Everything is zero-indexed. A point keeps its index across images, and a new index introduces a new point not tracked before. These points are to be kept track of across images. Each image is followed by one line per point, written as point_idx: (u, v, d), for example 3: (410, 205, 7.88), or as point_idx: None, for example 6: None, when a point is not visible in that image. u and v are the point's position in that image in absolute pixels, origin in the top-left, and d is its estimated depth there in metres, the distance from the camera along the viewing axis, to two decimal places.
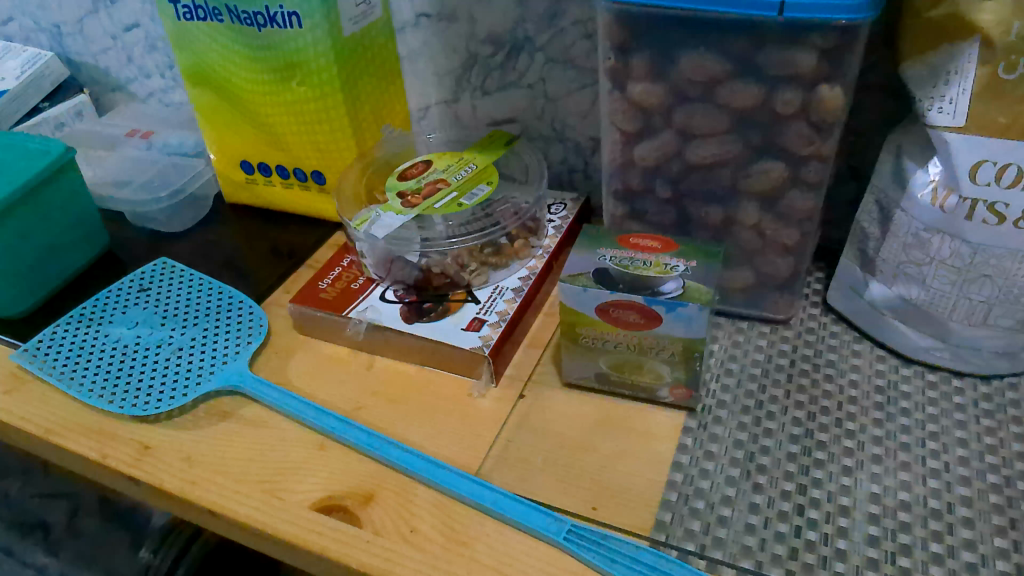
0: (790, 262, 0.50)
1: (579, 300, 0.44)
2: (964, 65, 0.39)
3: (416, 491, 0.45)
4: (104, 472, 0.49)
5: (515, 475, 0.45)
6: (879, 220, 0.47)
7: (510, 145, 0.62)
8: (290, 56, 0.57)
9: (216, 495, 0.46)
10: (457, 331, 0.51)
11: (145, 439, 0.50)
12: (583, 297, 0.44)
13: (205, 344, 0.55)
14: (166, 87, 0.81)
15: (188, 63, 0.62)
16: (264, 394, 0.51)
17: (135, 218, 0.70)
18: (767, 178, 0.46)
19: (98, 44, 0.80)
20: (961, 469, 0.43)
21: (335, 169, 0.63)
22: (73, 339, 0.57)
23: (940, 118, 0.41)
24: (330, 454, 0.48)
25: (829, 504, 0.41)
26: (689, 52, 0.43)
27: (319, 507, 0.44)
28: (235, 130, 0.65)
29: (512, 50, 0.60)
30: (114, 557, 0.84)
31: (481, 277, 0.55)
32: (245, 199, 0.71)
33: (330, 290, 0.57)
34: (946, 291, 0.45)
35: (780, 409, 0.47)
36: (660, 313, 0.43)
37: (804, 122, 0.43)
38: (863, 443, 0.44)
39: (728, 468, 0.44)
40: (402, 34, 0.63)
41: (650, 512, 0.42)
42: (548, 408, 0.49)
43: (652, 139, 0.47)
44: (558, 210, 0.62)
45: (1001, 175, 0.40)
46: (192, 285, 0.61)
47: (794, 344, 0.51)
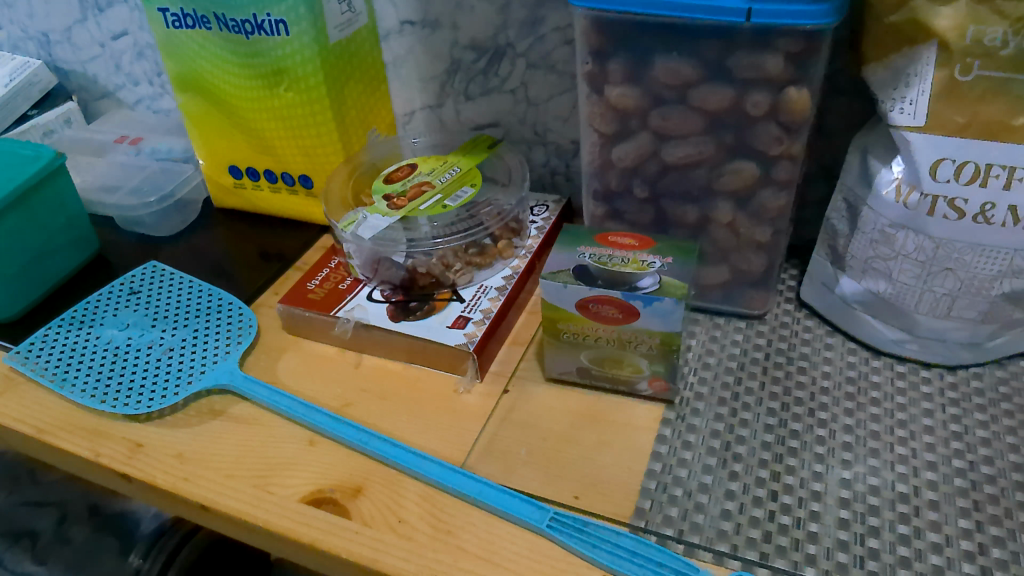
0: (763, 259, 0.52)
1: (560, 296, 0.46)
2: (923, 67, 0.41)
3: (404, 484, 0.46)
4: (97, 470, 0.51)
5: (499, 467, 0.46)
6: (847, 217, 0.49)
7: (493, 148, 0.63)
8: (277, 63, 0.58)
9: (208, 491, 0.47)
10: (443, 328, 0.53)
11: (137, 438, 0.51)
12: (563, 293, 0.46)
13: (196, 345, 0.57)
14: (154, 94, 0.82)
15: (177, 70, 0.63)
16: (254, 392, 0.52)
17: (125, 222, 0.71)
18: (740, 178, 0.48)
19: (87, 52, 0.81)
20: (928, 454, 0.44)
21: (322, 174, 0.64)
22: (65, 341, 0.58)
23: (901, 118, 0.43)
24: (320, 449, 0.49)
25: (802, 489, 0.43)
26: (662, 57, 0.45)
27: (309, 500, 0.46)
28: (223, 136, 0.66)
29: (494, 56, 0.62)
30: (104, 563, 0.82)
31: (465, 276, 0.57)
32: (233, 203, 0.72)
33: (318, 290, 0.58)
34: (912, 285, 0.47)
35: (755, 401, 0.48)
36: (637, 307, 0.44)
37: (774, 124, 0.45)
38: (834, 431, 0.46)
39: (705, 457, 0.45)
40: (387, 40, 0.65)
41: (630, 500, 0.43)
42: (532, 402, 0.51)
43: (628, 141, 0.49)
44: (541, 212, 0.64)
45: (960, 172, 0.42)
46: (182, 288, 0.62)
47: (769, 338, 0.53)
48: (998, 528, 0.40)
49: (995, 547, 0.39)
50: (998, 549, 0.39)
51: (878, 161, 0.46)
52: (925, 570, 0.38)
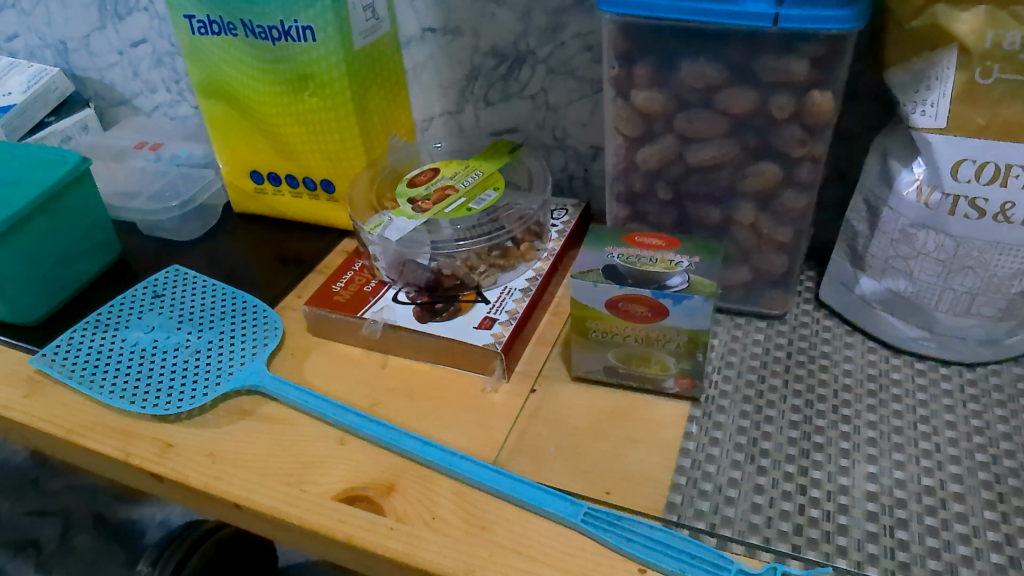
0: (784, 259, 0.53)
1: (590, 295, 0.46)
2: (944, 71, 0.42)
3: (436, 481, 0.46)
4: (127, 470, 0.51)
5: (530, 463, 0.47)
6: (867, 218, 0.50)
7: (514, 153, 0.64)
8: (303, 68, 0.59)
9: (241, 489, 0.47)
10: (470, 329, 0.54)
11: (167, 438, 0.51)
12: (593, 292, 0.46)
13: (223, 346, 0.57)
14: (171, 101, 0.82)
15: (201, 76, 0.64)
16: (283, 393, 0.53)
17: (145, 227, 0.71)
18: (763, 179, 0.49)
19: (105, 59, 0.82)
20: (951, 448, 0.45)
21: (344, 179, 0.65)
22: (91, 343, 0.58)
23: (922, 120, 0.44)
24: (350, 447, 0.50)
25: (829, 483, 0.44)
26: (689, 61, 0.46)
27: (342, 498, 0.46)
28: (245, 141, 0.67)
29: (515, 62, 0.63)
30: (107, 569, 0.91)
31: (489, 278, 0.57)
32: (253, 208, 0.73)
33: (343, 292, 0.59)
34: (932, 283, 0.48)
35: (780, 398, 0.49)
36: (667, 304, 0.45)
37: (798, 126, 0.46)
38: (859, 427, 0.47)
39: (733, 453, 0.46)
40: (408, 47, 0.66)
41: (660, 495, 0.44)
42: (559, 401, 0.51)
43: (654, 144, 0.50)
44: (561, 215, 0.65)
45: (980, 173, 0.43)
46: (206, 291, 0.63)
47: (790, 337, 0.54)
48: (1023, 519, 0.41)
49: (1021, 537, 0.40)
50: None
51: (899, 163, 0.47)
52: (954, 560, 0.39)
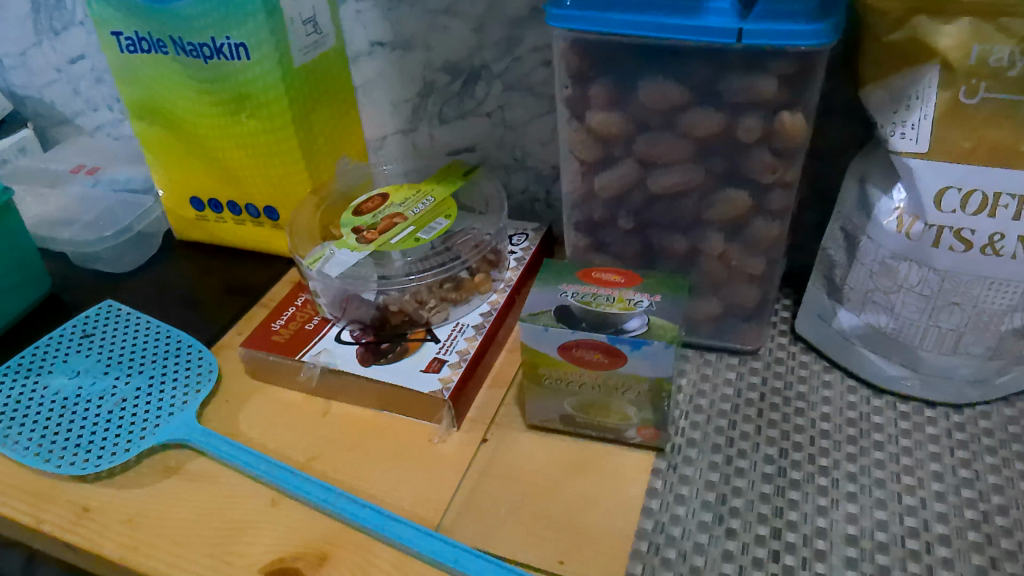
0: (757, 292, 0.49)
1: (541, 339, 0.42)
2: (925, 90, 0.38)
3: (374, 549, 0.42)
4: (39, 537, 0.46)
5: (479, 527, 0.43)
6: (845, 247, 0.46)
7: (468, 175, 0.60)
8: (238, 89, 0.54)
9: (159, 560, 0.43)
10: (416, 373, 0.49)
11: (84, 501, 0.47)
12: (545, 337, 0.42)
13: (151, 393, 0.53)
14: (115, 120, 0.78)
15: (134, 96, 0.59)
16: (213, 447, 0.48)
17: (80, 257, 0.66)
18: (732, 208, 0.45)
19: (43, 77, 0.77)
20: (938, 505, 0.41)
21: (289, 205, 0.61)
22: (9, 392, 0.54)
23: (902, 143, 0.40)
24: (283, 510, 0.45)
25: (805, 549, 0.39)
26: (648, 80, 0.42)
27: (270, 570, 0.41)
28: (184, 165, 0.62)
29: (469, 78, 0.58)
30: None
31: (440, 313, 0.53)
32: (196, 236, 0.68)
33: (283, 331, 0.54)
34: (914, 319, 0.43)
35: (752, 447, 0.45)
36: (625, 351, 0.41)
37: (767, 150, 0.42)
38: (837, 480, 0.43)
39: (700, 513, 0.42)
40: (357, 63, 0.61)
41: (620, 564, 0.40)
42: (513, 452, 0.47)
43: (612, 169, 0.46)
44: (520, 241, 0.61)
45: (967, 202, 0.39)
46: (139, 330, 0.58)
47: (764, 376, 0.50)
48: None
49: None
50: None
51: (878, 189, 0.43)
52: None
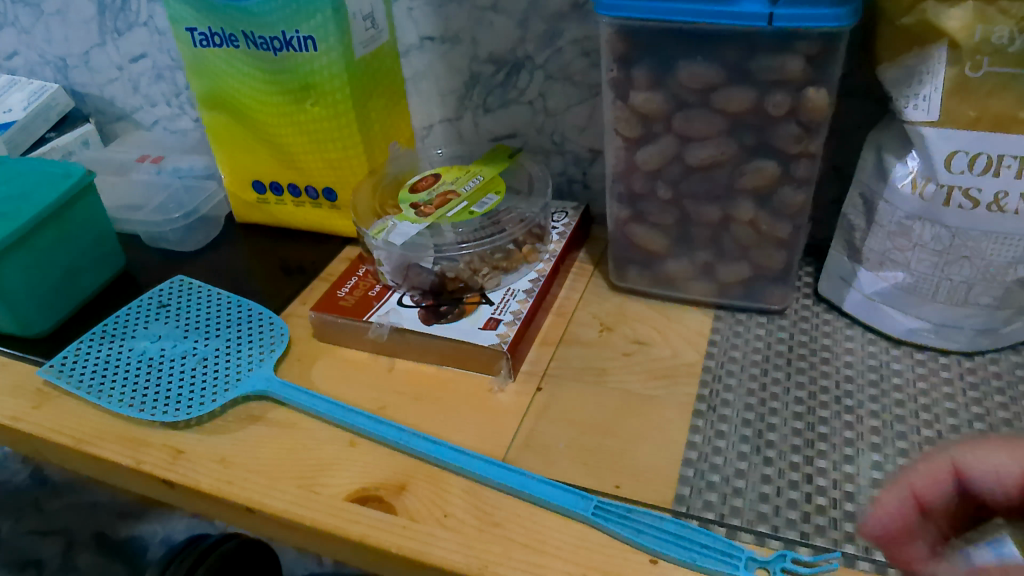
0: (784, 255, 0.54)
1: None
2: (935, 65, 0.44)
3: (447, 479, 0.47)
4: (137, 477, 0.51)
5: (541, 460, 0.48)
6: (864, 211, 0.52)
7: (514, 157, 0.66)
8: (305, 78, 0.60)
9: (252, 492, 0.48)
10: (474, 330, 0.54)
11: (177, 444, 0.52)
12: None
13: (230, 354, 0.58)
14: (171, 115, 0.83)
15: (204, 87, 0.65)
16: (293, 397, 0.53)
17: (149, 239, 0.73)
18: (761, 176, 0.50)
19: (104, 75, 0.82)
20: (954, 436, 0.46)
21: (347, 186, 0.66)
22: (98, 353, 0.59)
23: (916, 114, 0.45)
24: (360, 449, 0.50)
25: (835, 491, 0.44)
26: (687, 61, 0.47)
27: (355, 498, 0.47)
28: (248, 151, 0.67)
29: (513, 69, 0.64)
30: None
31: (493, 280, 0.58)
32: (255, 219, 0.74)
33: (349, 297, 0.59)
34: (929, 274, 0.49)
35: (783, 390, 0.50)
36: None
37: (794, 123, 0.47)
38: (861, 417, 0.48)
39: (739, 444, 0.47)
40: (406, 56, 0.67)
41: (670, 487, 0.45)
42: (566, 401, 0.52)
43: (652, 144, 0.51)
44: (561, 218, 0.66)
45: (973, 164, 0.44)
46: (211, 300, 0.63)
47: (791, 332, 0.55)
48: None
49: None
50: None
51: (893, 157, 0.48)
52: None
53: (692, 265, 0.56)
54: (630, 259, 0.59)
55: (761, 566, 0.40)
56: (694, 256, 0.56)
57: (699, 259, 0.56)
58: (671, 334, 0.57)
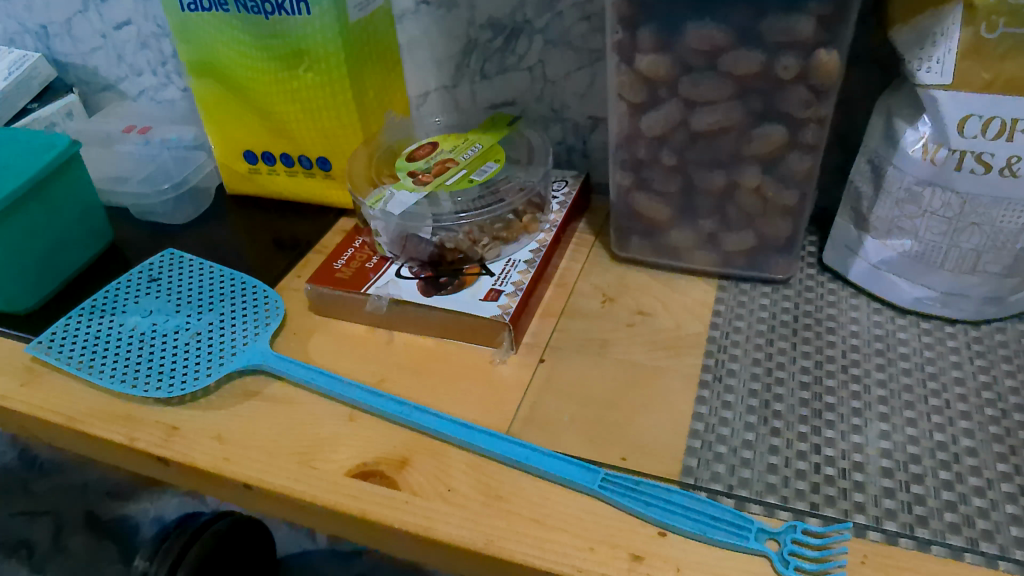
0: (789, 224, 0.53)
1: None
2: (949, 27, 0.43)
3: (450, 453, 0.46)
4: (132, 455, 0.50)
5: (545, 433, 0.47)
6: (872, 178, 0.51)
7: (513, 125, 0.64)
8: (297, 44, 0.58)
9: (251, 469, 0.47)
10: (475, 302, 0.53)
11: (172, 421, 0.51)
12: None
13: (223, 328, 0.56)
14: (157, 85, 0.81)
15: (192, 54, 0.63)
16: (289, 371, 0.52)
17: (138, 212, 0.71)
18: (769, 142, 0.49)
19: (87, 44, 0.80)
20: (962, 404, 0.46)
21: (341, 156, 0.65)
22: (88, 329, 0.57)
23: (928, 77, 0.44)
24: (360, 424, 0.49)
25: (844, 461, 0.43)
26: (695, 23, 0.45)
27: (356, 473, 0.46)
28: (239, 121, 0.66)
29: (511, 34, 0.62)
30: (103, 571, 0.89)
31: (493, 251, 0.57)
32: (247, 190, 0.72)
33: (345, 270, 0.58)
34: (938, 242, 0.48)
35: (789, 360, 0.50)
36: None
37: (804, 87, 0.46)
38: (868, 386, 0.48)
39: (746, 415, 0.46)
40: (401, 22, 0.65)
41: (677, 458, 0.44)
42: (568, 373, 0.51)
43: (657, 110, 0.50)
44: (561, 187, 0.65)
45: (986, 128, 0.43)
46: (203, 273, 0.62)
47: (795, 301, 0.55)
48: None
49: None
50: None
51: (904, 122, 0.47)
52: (974, 535, 0.39)
53: (696, 235, 0.55)
54: (632, 229, 0.58)
55: (772, 536, 0.39)
56: (698, 225, 0.55)
57: (703, 228, 0.55)
58: (674, 305, 0.56)
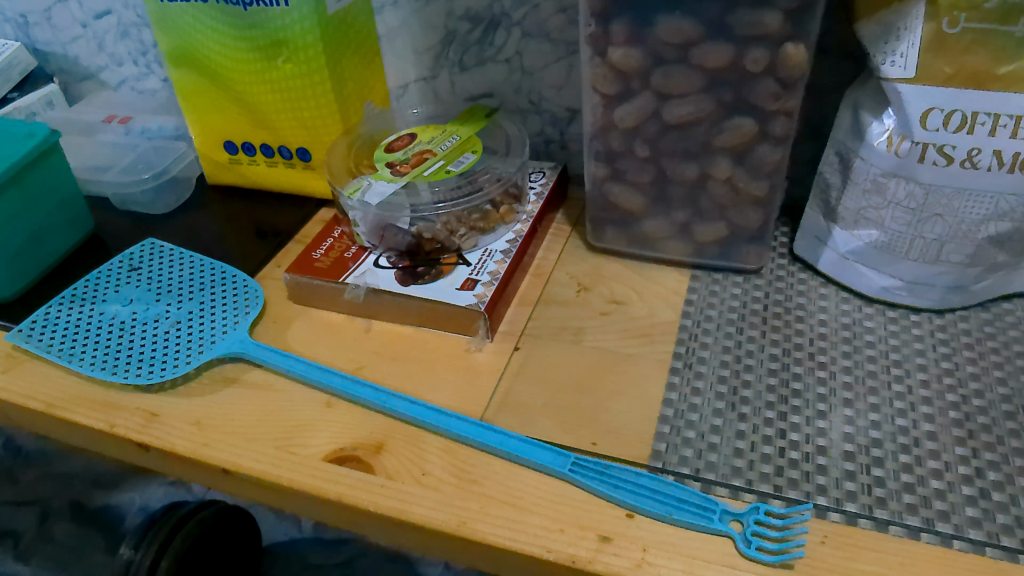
0: (760, 214, 0.54)
1: None
2: (913, 22, 0.44)
3: (424, 438, 0.47)
4: (112, 441, 0.51)
5: (518, 418, 0.48)
6: (840, 169, 0.52)
7: (490, 117, 0.65)
8: (276, 34, 0.58)
9: (230, 454, 0.47)
10: (452, 291, 0.54)
11: (151, 408, 0.51)
12: None
13: (203, 316, 0.57)
14: (139, 74, 0.81)
15: (171, 43, 0.63)
16: (268, 359, 0.53)
17: (118, 201, 0.71)
18: (739, 134, 0.50)
19: (67, 33, 0.80)
20: (924, 390, 0.47)
21: (321, 146, 0.65)
22: (68, 317, 0.57)
23: (892, 71, 0.45)
24: (337, 410, 0.50)
25: (808, 445, 0.44)
26: (666, 16, 0.46)
27: (332, 458, 0.47)
28: (219, 111, 0.66)
29: (489, 26, 0.63)
30: (87, 560, 0.90)
31: (470, 241, 0.58)
32: (228, 180, 0.73)
33: (324, 259, 0.59)
34: (903, 231, 0.50)
35: (758, 348, 0.51)
36: None
37: (772, 80, 0.47)
38: (834, 372, 0.49)
39: (715, 401, 0.47)
40: (380, 13, 0.65)
41: (646, 443, 0.45)
42: (543, 360, 0.52)
43: (630, 101, 0.50)
44: (539, 178, 0.65)
45: (948, 121, 0.44)
46: (184, 262, 0.62)
47: (766, 291, 0.56)
48: (996, 473, 0.42)
49: (995, 491, 0.41)
50: (998, 492, 0.41)
51: (870, 114, 0.48)
52: (930, 515, 0.40)
53: (669, 225, 0.56)
54: (607, 219, 0.59)
55: (736, 518, 0.40)
56: (671, 215, 0.56)
57: (676, 219, 0.56)
58: (648, 294, 0.57)
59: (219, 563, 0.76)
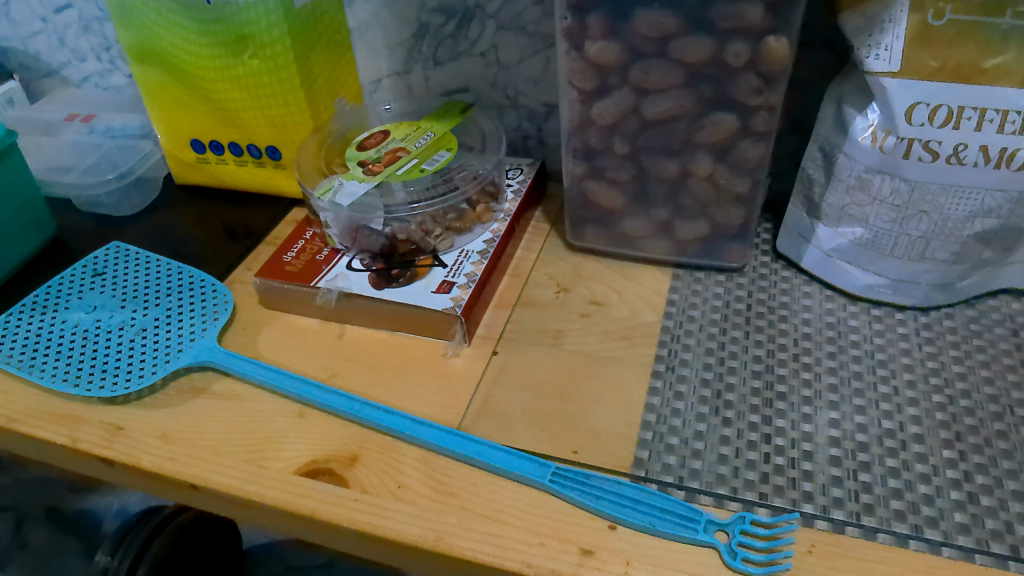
0: (742, 211, 0.53)
1: None
2: (897, 14, 0.42)
3: (399, 449, 0.46)
4: (75, 456, 0.48)
5: (496, 426, 0.46)
6: (823, 165, 0.51)
7: (466, 112, 0.63)
8: (241, 29, 0.56)
9: (196, 469, 0.45)
10: (428, 294, 0.52)
11: (116, 421, 0.49)
12: None
13: (170, 323, 0.55)
14: (102, 70, 0.78)
15: (133, 40, 0.60)
16: (238, 368, 0.51)
17: (81, 203, 0.69)
18: (720, 130, 0.48)
19: (27, 28, 0.76)
20: (910, 391, 0.46)
21: (291, 144, 0.63)
22: (28, 327, 0.55)
23: (876, 64, 0.44)
24: (309, 420, 0.48)
25: (793, 450, 0.43)
26: (643, 9, 0.44)
27: (304, 472, 0.45)
28: (185, 109, 0.64)
29: (463, 19, 0.61)
30: (63, 567, 0.88)
31: (445, 241, 0.56)
32: (196, 179, 0.70)
33: (294, 263, 0.57)
34: (887, 229, 0.49)
35: (741, 349, 0.50)
36: None
37: (754, 74, 0.46)
38: (819, 373, 0.48)
39: (698, 406, 0.46)
40: (351, 6, 0.63)
41: (629, 449, 0.44)
42: (521, 364, 0.51)
43: (609, 97, 0.49)
44: (516, 175, 0.64)
45: (933, 115, 0.43)
46: (150, 267, 0.60)
47: (749, 290, 0.55)
48: (985, 476, 0.41)
49: (984, 495, 0.40)
50: (987, 496, 0.40)
51: (853, 109, 0.47)
52: (919, 521, 0.39)
53: (650, 223, 0.55)
54: (587, 218, 0.57)
55: (721, 528, 0.39)
56: (651, 213, 0.54)
57: (657, 217, 0.54)
58: (629, 294, 0.55)
59: (204, 563, 0.75)
